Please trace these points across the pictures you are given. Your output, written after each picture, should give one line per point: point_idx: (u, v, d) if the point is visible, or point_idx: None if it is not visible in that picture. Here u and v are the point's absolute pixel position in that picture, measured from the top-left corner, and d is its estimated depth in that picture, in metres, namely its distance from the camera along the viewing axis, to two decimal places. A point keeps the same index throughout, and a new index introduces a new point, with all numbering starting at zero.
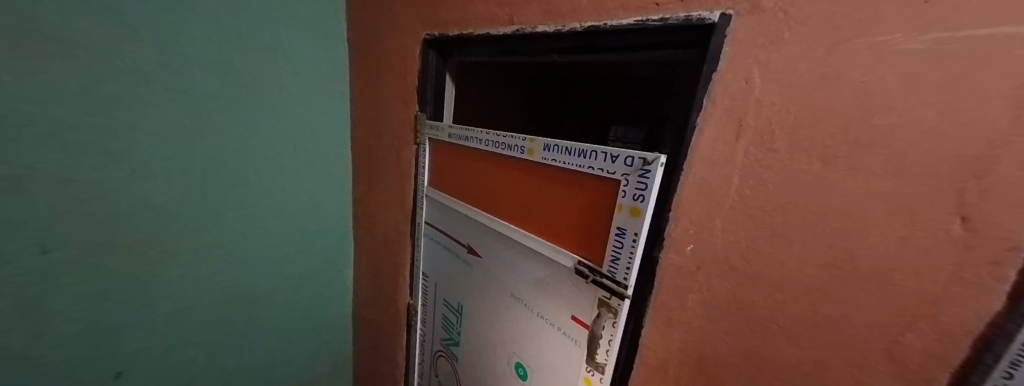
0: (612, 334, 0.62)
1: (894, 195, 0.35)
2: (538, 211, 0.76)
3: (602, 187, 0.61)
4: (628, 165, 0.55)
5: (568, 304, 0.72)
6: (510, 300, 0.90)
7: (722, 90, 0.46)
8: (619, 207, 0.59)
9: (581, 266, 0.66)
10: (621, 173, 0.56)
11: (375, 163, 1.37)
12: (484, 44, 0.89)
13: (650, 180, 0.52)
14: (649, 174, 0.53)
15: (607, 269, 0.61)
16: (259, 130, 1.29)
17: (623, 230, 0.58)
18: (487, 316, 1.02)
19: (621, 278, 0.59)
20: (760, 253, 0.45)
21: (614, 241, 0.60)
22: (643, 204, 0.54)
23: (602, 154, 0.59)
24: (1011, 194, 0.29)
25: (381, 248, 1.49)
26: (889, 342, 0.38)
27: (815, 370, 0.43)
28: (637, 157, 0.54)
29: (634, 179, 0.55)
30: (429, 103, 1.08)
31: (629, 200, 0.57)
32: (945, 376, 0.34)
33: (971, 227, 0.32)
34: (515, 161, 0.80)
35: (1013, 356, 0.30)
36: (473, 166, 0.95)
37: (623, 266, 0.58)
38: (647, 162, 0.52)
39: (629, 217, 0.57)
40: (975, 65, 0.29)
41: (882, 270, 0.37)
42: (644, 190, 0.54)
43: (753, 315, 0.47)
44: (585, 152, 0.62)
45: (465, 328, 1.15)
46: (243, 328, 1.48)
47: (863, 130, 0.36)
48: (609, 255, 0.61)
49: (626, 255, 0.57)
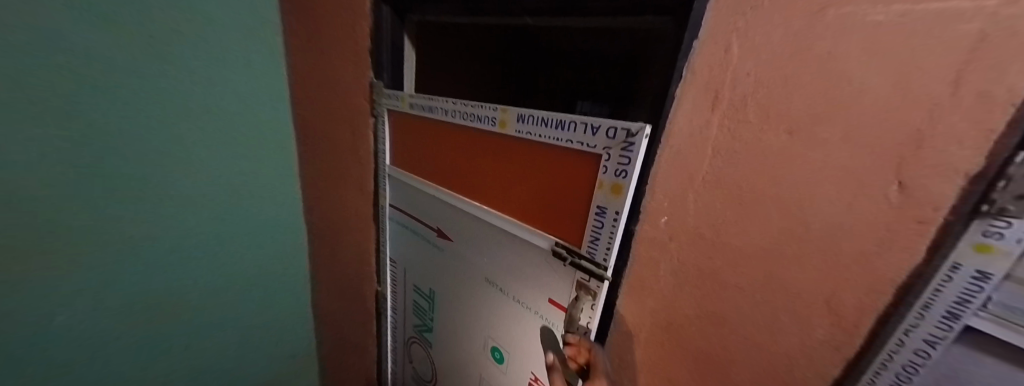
0: (590, 316, 0.65)
1: (848, 164, 0.38)
2: (513, 191, 0.73)
3: (582, 166, 0.60)
4: (611, 137, 0.53)
5: (545, 287, 0.72)
6: (484, 284, 0.88)
7: (701, 59, 0.45)
8: (599, 186, 0.58)
9: (559, 247, 0.65)
10: (603, 146, 0.55)
11: (326, 141, 1.22)
12: (444, 0, 0.78)
13: (634, 154, 0.51)
14: (633, 147, 0.51)
15: (586, 250, 0.61)
16: (180, 103, 1.08)
17: (602, 209, 0.58)
18: (460, 301, 1.00)
19: (600, 258, 0.60)
20: (727, 223, 0.47)
21: (593, 221, 0.59)
22: (625, 181, 0.54)
23: (582, 126, 0.56)
24: (939, 160, 0.33)
25: (340, 235, 1.37)
26: (829, 296, 0.42)
27: (767, 325, 0.48)
28: (620, 128, 0.52)
29: (617, 154, 0.53)
30: (386, 68, 0.98)
31: (611, 176, 0.55)
32: (872, 320, 0.40)
33: (905, 191, 0.35)
34: (488, 136, 0.74)
35: (926, 299, 0.36)
36: (440, 141, 0.88)
37: (602, 246, 0.59)
38: (631, 133, 0.50)
39: (610, 196, 0.56)
40: (928, 39, 0.31)
41: (830, 234, 0.41)
42: (627, 165, 0.53)
43: (716, 281, 0.51)
44: (565, 126, 0.59)
45: (438, 314, 1.13)
46: (178, 337, 1.29)
47: (828, 102, 0.37)
48: (588, 236, 0.61)
49: (607, 234, 0.58)
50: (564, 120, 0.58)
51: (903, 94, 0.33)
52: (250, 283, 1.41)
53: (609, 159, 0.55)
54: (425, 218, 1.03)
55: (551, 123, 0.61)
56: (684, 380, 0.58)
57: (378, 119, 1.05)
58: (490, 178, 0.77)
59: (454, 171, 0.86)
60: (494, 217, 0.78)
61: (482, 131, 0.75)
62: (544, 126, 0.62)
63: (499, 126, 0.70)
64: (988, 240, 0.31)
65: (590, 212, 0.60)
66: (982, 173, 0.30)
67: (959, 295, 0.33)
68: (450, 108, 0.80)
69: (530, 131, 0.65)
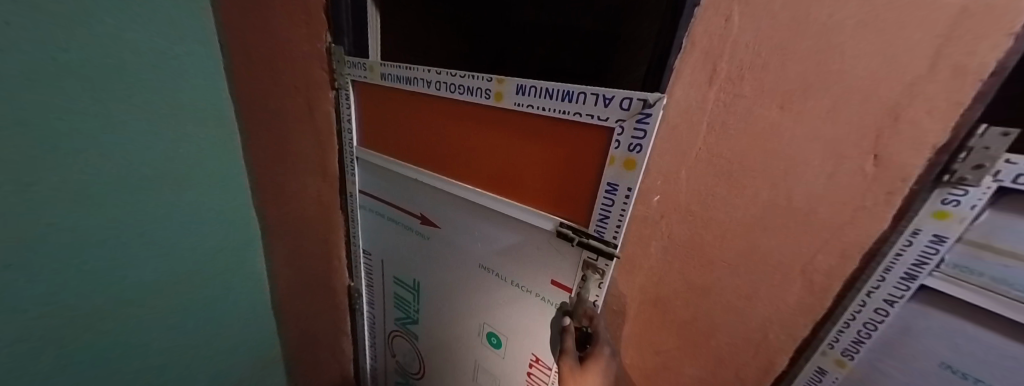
0: (598, 294, 0.62)
1: (834, 136, 0.38)
2: (512, 170, 0.68)
3: (589, 141, 0.56)
4: (625, 109, 0.49)
5: (546, 269, 0.70)
6: (477, 270, 0.85)
7: (700, 28, 0.42)
8: (610, 161, 0.54)
9: (563, 226, 0.63)
10: (617, 119, 0.50)
11: (275, 121, 1.07)
12: None
13: (650, 127, 0.48)
14: (649, 118, 0.47)
15: (594, 230, 0.59)
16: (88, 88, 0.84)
17: (613, 185, 0.55)
18: (448, 289, 0.97)
19: (610, 236, 0.57)
20: (716, 198, 0.48)
21: (603, 198, 0.56)
22: (639, 156, 0.50)
23: (592, 97, 0.51)
24: (913, 133, 0.34)
25: (302, 228, 1.23)
26: (804, 264, 0.44)
27: (745, 294, 0.50)
28: (636, 99, 0.48)
29: (631, 127, 0.49)
30: (346, 32, 0.86)
31: (623, 151, 0.52)
32: (840, 283, 0.43)
33: (880, 163, 0.37)
34: (481, 110, 0.68)
35: (888, 262, 0.40)
36: (420, 117, 0.80)
37: (612, 225, 0.57)
38: (648, 104, 0.47)
39: (622, 171, 0.53)
40: (916, 10, 0.31)
41: (809, 206, 0.42)
42: (642, 139, 0.49)
43: (704, 256, 0.52)
44: (572, 96, 0.54)
45: (423, 305, 1.09)
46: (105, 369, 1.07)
47: (821, 75, 0.37)
48: (596, 215, 0.58)
49: (617, 213, 0.55)
50: (570, 91, 0.54)
51: (890, 69, 0.34)
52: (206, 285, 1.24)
53: (620, 132, 0.51)
54: (404, 205, 0.96)
55: (554, 95, 0.56)
56: (670, 349, 0.61)
57: (341, 92, 0.93)
58: (484, 156, 0.72)
59: (439, 149, 0.80)
60: (486, 198, 0.74)
61: (473, 104, 0.69)
62: (546, 98, 0.57)
63: (495, 99, 0.64)
64: (946, 207, 0.35)
65: (598, 189, 0.57)
66: (947, 145, 0.33)
67: (917, 257, 0.38)
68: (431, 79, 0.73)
69: (530, 104, 0.60)
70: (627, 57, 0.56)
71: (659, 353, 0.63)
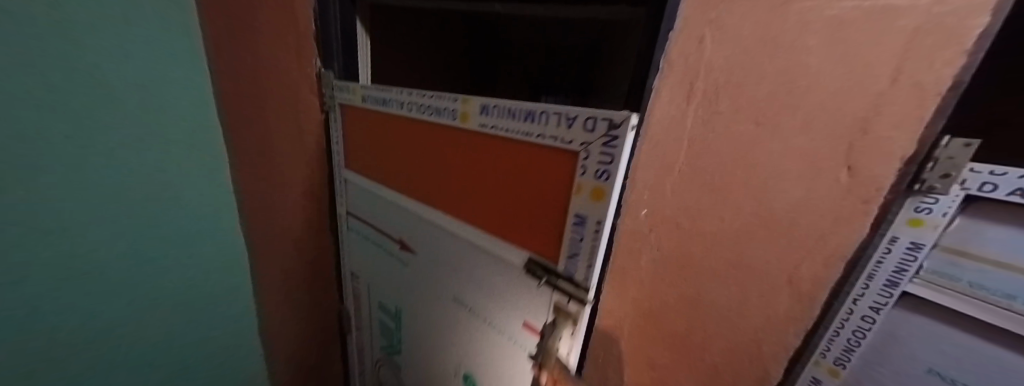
0: (571, 347, 0.62)
1: (808, 148, 0.40)
2: (486, 200, 0.69)
3: (557, 173, 0.55)
4: (591, 130, 0.48)
5: (521, 309, 0.69)
6: (455, 302, 0.84)
7: (677, 47, 0.44)
8: (577, 192, 0.53)
9: (536, 257, 0.62)
10: (582, 142, 0.49)
11: (262, 142, 1.05)
12: None
13: (617, 150, 0.46)
14: (615, 141, 0.46)
15: (567, 263, 0.57)
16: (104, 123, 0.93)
17: (581, 217, 0.53)
18: (429, 320, 0.95)
19: (582, 268, 0.55)
20: (702, 211, 0.49)
21: (573, 230, 0.55)
22: (608, 183, 0.48)
23: (556, 116, 0.51)
24: (882, 145, 0.36)
25: (284, 250, 1.20)
26: (789, 273, 0.45)
27: (736, 305, 0.50)
28: (602, 119, 0.46)
29: (598, 158, 0.48)
30: (337, 57, 0.88)
31: (592, 178, 0.50)
32: (825, 293, 0.44)
33: (853, 174, 0.38)
34: (452, 132, 0.69)
35: (869, 271, 0.42)
36: (399, 142, 0.81)
37: (583, 260, 0.55)
38: (614, 124, 0.45)
39: (591, 200, 0.51)
40: (873, 32, 0.33)
41: (790, 216, 0.43)
42: (609, 164, 0.47)
43: (692, 267, 0.52)
44: (541, 125, 0.54)
45: (406, 335, 1.06)
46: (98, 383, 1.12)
47: (790, 92, 0.39)
48: (567, 248, 0.57)
49: (589, 243, 0.53)
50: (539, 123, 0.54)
51: (858, 85, 0.35)
52: (192, 300, 1.26)
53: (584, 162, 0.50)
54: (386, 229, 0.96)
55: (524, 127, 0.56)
56: (664, 361, 0.60)
57: (331, 114, 0.95)
58: (461, 184, 0.73)
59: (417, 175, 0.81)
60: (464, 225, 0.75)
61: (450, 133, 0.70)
62: (518, 126, 0.57)
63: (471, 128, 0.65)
64: (920, 214, 0.38)
65: (568, 222, 0.56)
66: (914, 157, 0.35)
67: (897, 265, 0.41)
68: (405, 100, 0.74)
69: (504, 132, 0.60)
70: (609, 76, 0.59)
71: (655, 367, 0.62)
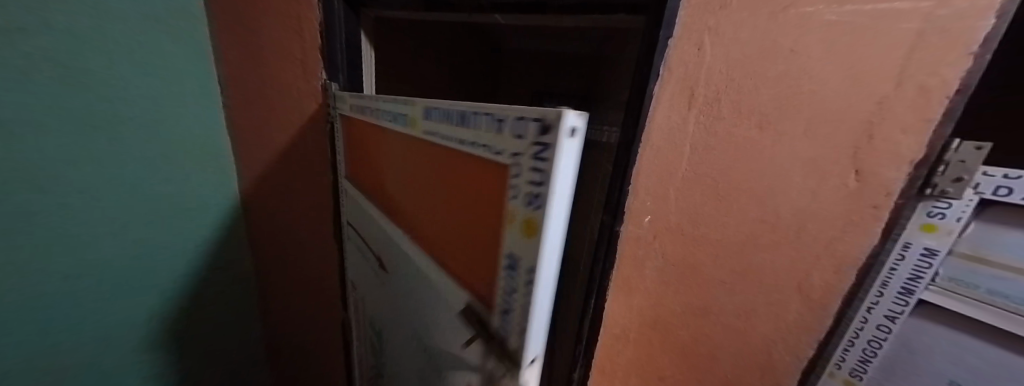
0: None
1: (813, 153, 0.39)
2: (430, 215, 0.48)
3: (490, 190, 0.31)
4: (518, 135, 0.23)
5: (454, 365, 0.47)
6: (414, 340, 0.64)
7: (676, 58, 0.39)
8: (508, 221, 0.28)
9: (474, 301, 0.38)
10: (509, 154, 0.25)
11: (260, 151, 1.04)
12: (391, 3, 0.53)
13: (547, 172, 0.20)
14: (545, 153, 0.20)
15: (497, 330, 0.34)
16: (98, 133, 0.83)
17: (514, 262, 0.29)
18: (399, 353, 0.75)
19: (513, 348, 0.32)
20: (706, 217, 0.46)
21: (504, 283, 0.31)
22: (541, 225, 0.23)
23: (482, 115, 0.28)
24: (888, 149, 0.37)
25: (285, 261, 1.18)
26: (800, 280, 0.44)
27: (745, 313, 0.48)
28: (529, 114, 0.21)
29: (527, 173, 0.23)
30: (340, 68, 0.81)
31: (522, 212, 0.25)
32: (838, 301, 0.44)
33: (861, 178, 0.38)
34: (407, 138, 0.50)
35: (882, 279, 0.42)
36: (377, 138, 0.64)
37: (514, 328, 0.31)
38: (544, 124, 0.20)
39: (519, 240, 0.27)
40: (871, 37, 0.34)
41: (799, 222, 0.42)
42: (540, 195, 0.22)
43: (698, 276, 0.49)
44: (470, 122, 0.30)
45: (384, 359, 0.89)
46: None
47: (794, 96, 0.38)
48: (498, 308, 0.33)
49: (518, 312, 0.30)
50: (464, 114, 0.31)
51: (863, 91, 0.36)
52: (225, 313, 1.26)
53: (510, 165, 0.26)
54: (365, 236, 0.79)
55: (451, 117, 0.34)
56: (673, 372, 0.58)
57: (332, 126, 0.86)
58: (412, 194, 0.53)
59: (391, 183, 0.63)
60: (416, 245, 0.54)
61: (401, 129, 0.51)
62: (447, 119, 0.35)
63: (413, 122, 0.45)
64: (933, 219, 0.38)
65: (500, 265, 0.32)
66: (924, 160, 0.36)
67: (912, 271, 0.41)
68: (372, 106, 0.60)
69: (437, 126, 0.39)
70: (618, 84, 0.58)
71: (663, 378, 0.59)
